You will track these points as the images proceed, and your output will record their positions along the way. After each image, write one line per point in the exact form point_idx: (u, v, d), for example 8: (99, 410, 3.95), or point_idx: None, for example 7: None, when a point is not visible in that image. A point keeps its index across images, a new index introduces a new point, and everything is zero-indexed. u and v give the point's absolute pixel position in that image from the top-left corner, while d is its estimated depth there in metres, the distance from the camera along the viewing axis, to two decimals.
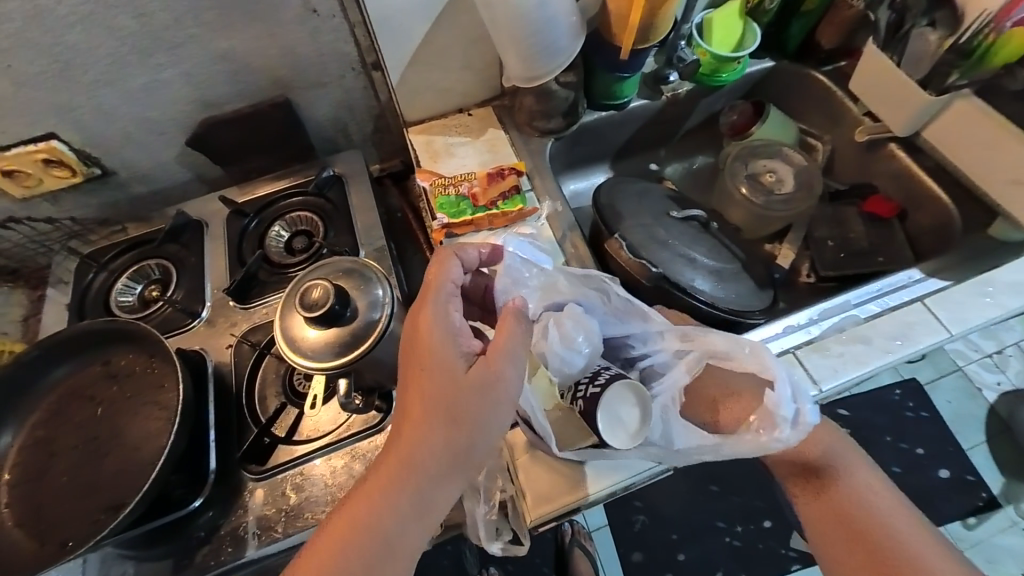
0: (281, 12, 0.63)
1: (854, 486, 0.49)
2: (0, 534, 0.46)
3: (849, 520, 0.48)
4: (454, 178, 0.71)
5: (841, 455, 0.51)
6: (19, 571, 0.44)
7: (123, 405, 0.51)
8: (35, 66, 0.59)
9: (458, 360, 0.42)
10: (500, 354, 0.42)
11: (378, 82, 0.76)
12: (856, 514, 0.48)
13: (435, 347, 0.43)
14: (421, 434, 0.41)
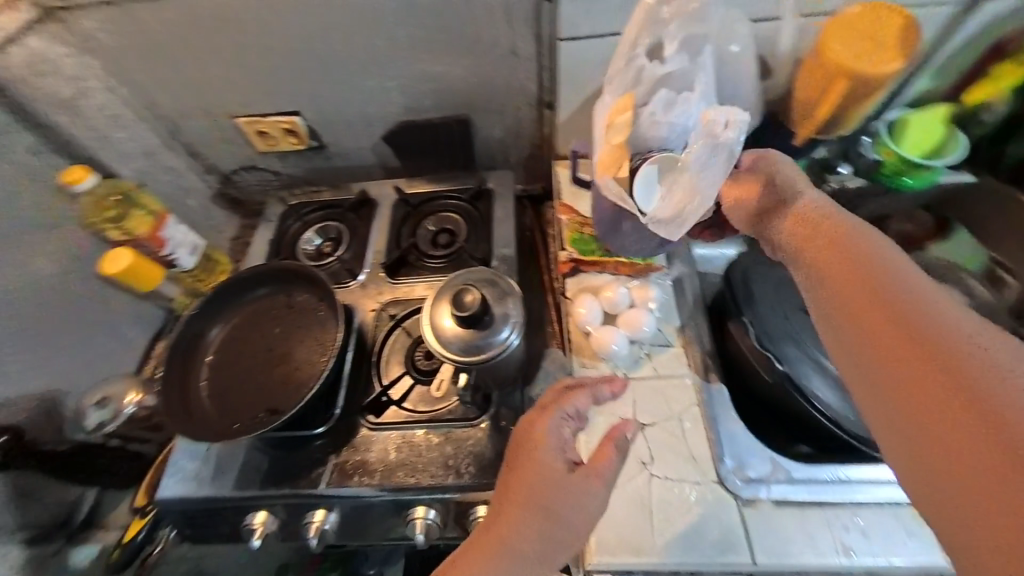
0: (490, 50, 0.74)
1: (912, 332, 0.33)
2: (194, 401, 0.60)
3: (896, 351, 0.33)
4: (591, 220, 0.76)
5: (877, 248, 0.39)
6: (200, 433, 0.57)
7: (295, 332, 0.64)
8: (304, 63, 0.76)
9: (563, 463, 0.48)
10: (606, 453, 0.49)
11: (546, 118, 0.84)
12: (886, 320, 0.35)
13: (544, 453, 0.48)
14: (518, 532, 0.44)
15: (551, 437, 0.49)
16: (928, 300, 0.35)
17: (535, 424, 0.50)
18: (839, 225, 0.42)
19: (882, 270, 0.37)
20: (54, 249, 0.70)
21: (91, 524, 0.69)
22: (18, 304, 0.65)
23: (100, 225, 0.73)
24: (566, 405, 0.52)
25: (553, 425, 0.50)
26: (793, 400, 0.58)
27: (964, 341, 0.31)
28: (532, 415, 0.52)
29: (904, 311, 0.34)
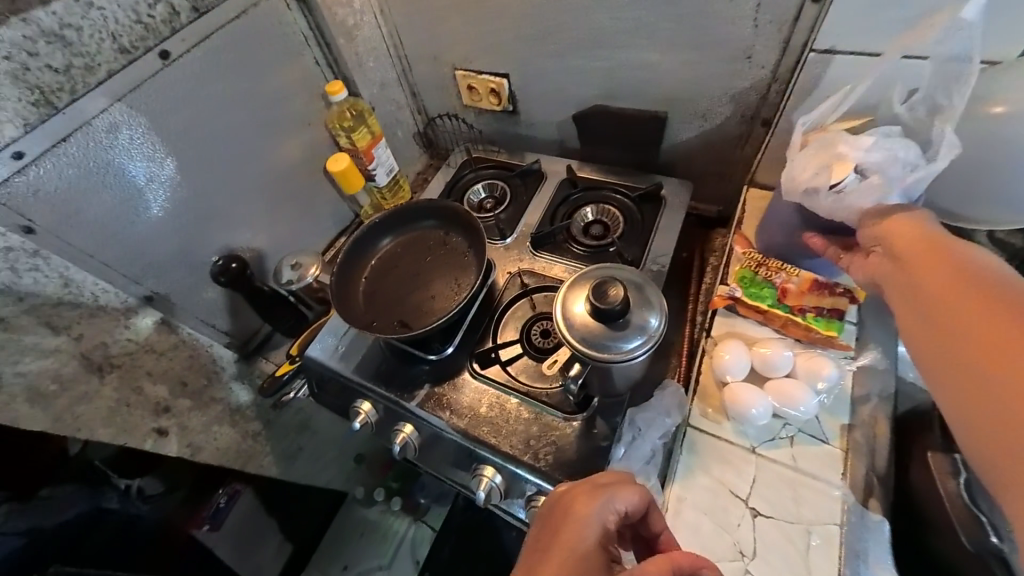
0: (720, 49, 0.63)
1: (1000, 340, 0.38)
2: (351, 291, 0.71)
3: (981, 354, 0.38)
4: (773, 261, 0.63)
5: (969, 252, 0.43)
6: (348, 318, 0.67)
7: (442, 266, 0.71)
8: (524, 30, 0.76)
9: (598, 568, 0.41)
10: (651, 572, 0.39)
11: (754, 137, 0.71)
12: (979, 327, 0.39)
13: (579, 544, 0.42)
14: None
15: (589, 527, 0.43)
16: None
17: (580, 501, 0.44)
18: (932, 235, 0.45)
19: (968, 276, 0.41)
20: (302, 141, 0.87)
21: (261, 353, 0.90)
22: (272, 177, 0.84)
23: (337, 131, 0.91)
24: (618, 499, 0.44)
25: (596, 514, 0.43)
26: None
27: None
28: (572, 489, 0.46)
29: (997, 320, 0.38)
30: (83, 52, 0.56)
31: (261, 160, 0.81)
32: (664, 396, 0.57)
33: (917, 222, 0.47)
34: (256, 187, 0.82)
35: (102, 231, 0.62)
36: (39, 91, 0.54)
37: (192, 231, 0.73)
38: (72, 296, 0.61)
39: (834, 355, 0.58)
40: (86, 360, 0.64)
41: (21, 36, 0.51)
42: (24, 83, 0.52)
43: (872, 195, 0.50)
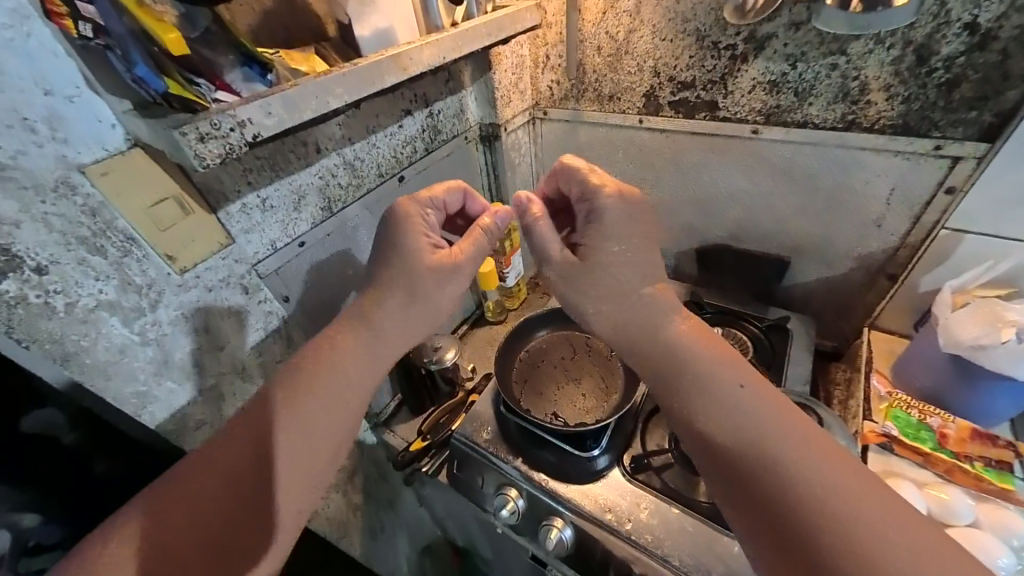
0: (852, 216, 0.75)
1: (773, 474, 0.41)
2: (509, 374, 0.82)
3: (764, 488, 0.41)
4: (922, 404, 0.67)
5: (712, 377, 0.48)
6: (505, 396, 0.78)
7: (589, 367, 0.80)
8: (661, 182, 0.92)
9: (425, 244, 0.58)
10: (470, 238, 0.60)
11: (878, 287, 0.80)
12: (748, 461, 0.42)
13: (406, 233, 0.58)
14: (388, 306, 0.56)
15: (411, 217, 0.59)
16: (778, 430, 0.43)
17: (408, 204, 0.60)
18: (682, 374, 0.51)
19: (731, 420, 0.45)
20: None
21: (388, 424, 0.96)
22: None
23: None
24: (433, 198, 0.63)
25: (419, 207, 0.61)
26: None
27: (792, 468, 0.40)
28: (403, 206, 0.59)
29: (760, 454, 0.42)
30: (360, 175, 0.74)
31: None
32: None
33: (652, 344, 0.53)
34: None
35: (324, 306, 0.76)
36: (329, 201, 0.70)
37: None
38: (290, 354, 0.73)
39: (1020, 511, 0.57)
40: None
41: (332, 164, 0.69)
42: (324, 195, 0.69)
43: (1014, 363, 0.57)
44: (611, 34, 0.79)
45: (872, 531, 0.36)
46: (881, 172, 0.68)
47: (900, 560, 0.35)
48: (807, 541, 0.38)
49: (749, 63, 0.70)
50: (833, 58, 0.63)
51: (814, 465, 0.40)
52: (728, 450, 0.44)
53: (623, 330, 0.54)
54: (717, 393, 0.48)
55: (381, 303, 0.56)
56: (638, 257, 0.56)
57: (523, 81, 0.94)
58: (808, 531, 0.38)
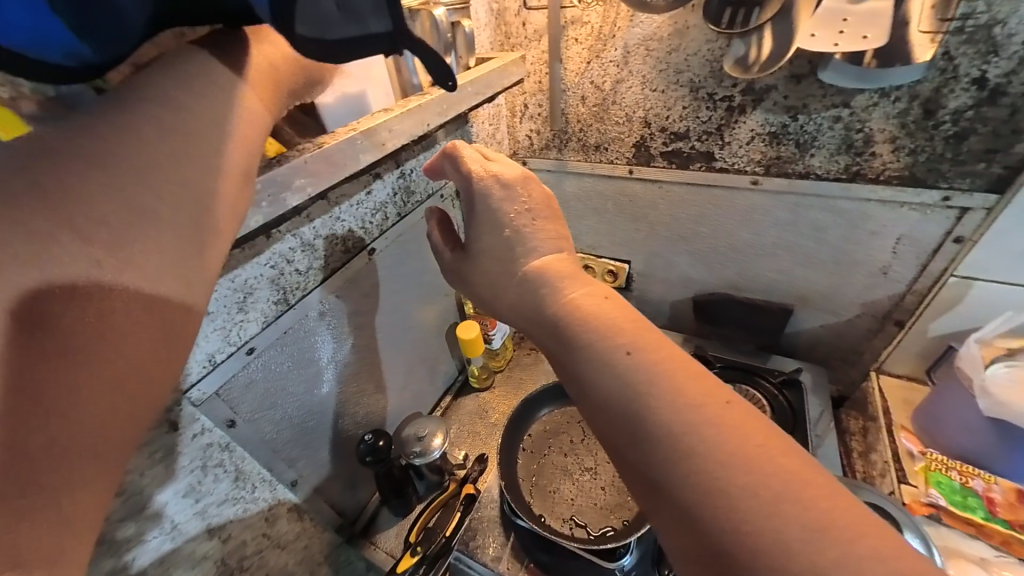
0: (859, 265, 0.73)
1: (649, 430, 0.30)
2: (512, 470, 0.69)
3: (635, 443, 0.30)
4: (961, 465, 0.63)
5: (597, 329, 0.35)
6: (515, 501, 0.65)
7: (604, 454, 0.71)
8: (659, 234, 0.89)
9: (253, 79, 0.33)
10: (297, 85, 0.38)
11: (885, 332, 0.78)
12: (633, 413, 0.31)
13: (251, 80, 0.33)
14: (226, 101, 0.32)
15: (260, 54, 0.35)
16: (656, 377, 0.32)
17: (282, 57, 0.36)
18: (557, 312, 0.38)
19: (606, 363, 0.33)
20: (437, 310, 0.92)
21: (367, 535, 0.79)
22: (414, 344, 0.86)
23: (465, 299, 0.98)
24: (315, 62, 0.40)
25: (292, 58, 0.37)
26: None
27: (667, 403, 0.30)
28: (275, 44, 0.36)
29: (636, 408, 0.31)
30: (321, 255, 0.61)
31: (409, 331, 0.84)
32: None
33: (541, 300, 0.40)
34: (400, 356, 0.83)
35: (283, 418, 0.61)
36: (283, 293, 0.57)
37: (343, 406, 0.72)
38: (238, 489, 0.58)
39: None
40: (223, 566, 0.58)
41: (288, 248, 0.56)
42: (277, 287, 0.56)
43: None
44: (597, 84, 0.76)
45: (750, 486, 0.26)
46: (887, 223, 0.68)
47: (787, 515, 0.26)
48: (696, 493, 0.27)
49: (746, 114, 0.68)
50: (835, 111, 0.62)
51: (698, 414, 0.29)
52: (608, 408, 0.32)
53: (519, 307, 0.43)
54: (599, 324, 0.36)
55: (242, 147, 0.31)
56: (529, 230, 0.44)
57: (500, 131, 0.90)
58: (689, 500, 0.27)
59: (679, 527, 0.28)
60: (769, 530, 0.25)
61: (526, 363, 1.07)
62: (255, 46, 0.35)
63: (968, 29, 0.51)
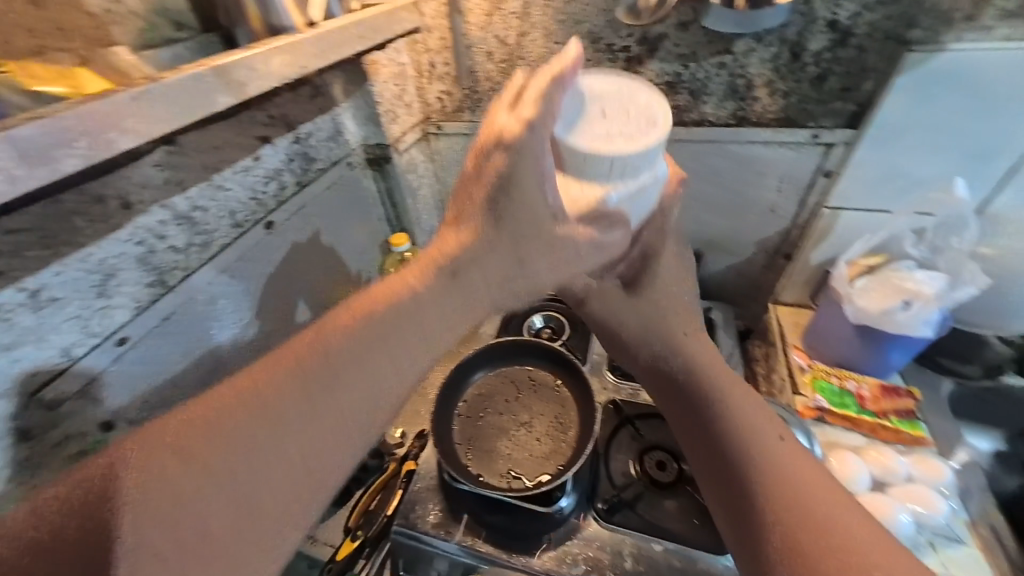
0: (752, 206, 0.81)
1: (753, 466, 0.47)
2: (449, 438, 0.69)
3: (732, 476, 0.48)
4: (839, 372, 0.73)
5: (730, 394, 0.52)
6: (453, 467, 0.65)
7: (539, 406, 0.72)
8: None
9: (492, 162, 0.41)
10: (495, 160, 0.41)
11: (778, 266, 0.87)
12: (744, 450, 0.48)
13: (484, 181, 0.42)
14: (415, 296, 0.40)
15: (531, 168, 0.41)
16: (762, 434, 0.49)
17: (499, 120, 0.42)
18: (688, 368, 0.54)
19: (728, 415, 0.51)
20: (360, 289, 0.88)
21: None
22: None
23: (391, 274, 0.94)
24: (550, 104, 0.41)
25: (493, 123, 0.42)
26: None
27: (771, 445, 0.49)
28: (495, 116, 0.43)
29: (740, 442, 0.49)
30: (205, 231, 0.55)
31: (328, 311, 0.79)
32: None
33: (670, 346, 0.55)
34: None
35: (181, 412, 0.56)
36: (159, 274, 0.51)
37: None
38: None
39: (931, 452, 0.64)
40: None
41: (157, 221, 0.50)
42: (149, 267, 0.50)
43: (915, 314, 0.64)
44: (502, 39, 0.76)
45: (825, 519, 0.43)
46: (771, 162, 0.75)
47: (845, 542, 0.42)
48: (778, 512, 0.44)
49: (645, 64, 0.71)
50: (720, 57, 0.67)
51: (793, 469, 0.47)
52: (718, 444, 0.50)
53: (647, 334, 0.56)
54: (735, 387, 0.53)
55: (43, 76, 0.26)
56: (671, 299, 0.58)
57: (408, 92, 0.85)
58: (772, 515, 0.45)
59: (756, 530, 0.45)
60: (826, 544, 0.42)
61: None
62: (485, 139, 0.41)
63: None
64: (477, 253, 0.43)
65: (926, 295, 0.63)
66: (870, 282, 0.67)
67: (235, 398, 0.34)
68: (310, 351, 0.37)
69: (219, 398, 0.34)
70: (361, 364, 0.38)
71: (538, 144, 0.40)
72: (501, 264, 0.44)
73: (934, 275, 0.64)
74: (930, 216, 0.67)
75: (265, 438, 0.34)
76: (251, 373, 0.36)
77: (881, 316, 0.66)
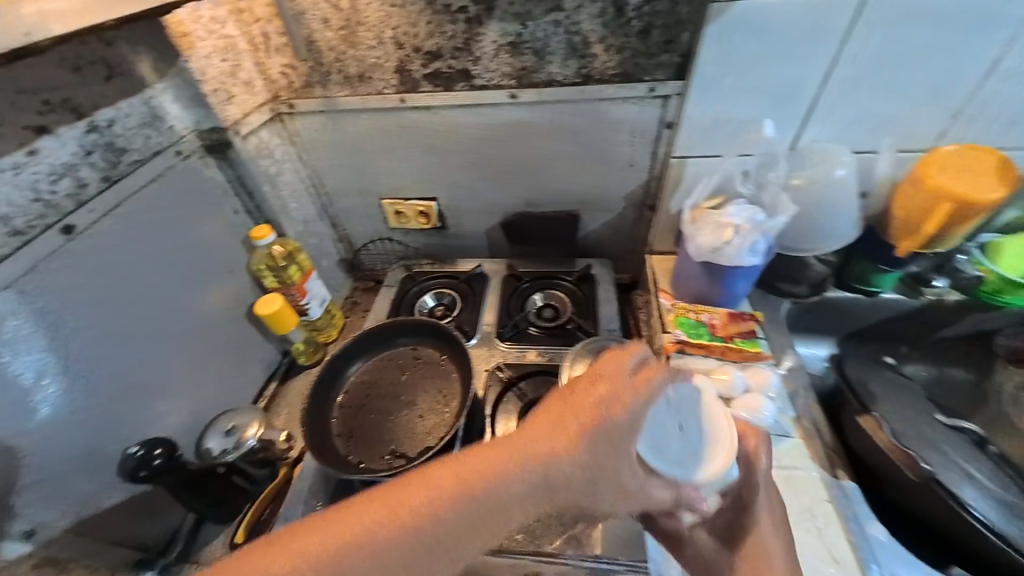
0: (612, 161, 0.85)
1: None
2: (326, 432, 0.67)
3: None
4: (696, 306, 0.81)
5: None
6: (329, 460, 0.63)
7: (420, 382, 0.72)
8: (450, 165, 0.90)
9: (592, 421, 0.41)
10: (586, 402, 0.42)
11: (647, 217, 0.93)
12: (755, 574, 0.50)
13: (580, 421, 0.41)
14: (506, 487, 0.39)
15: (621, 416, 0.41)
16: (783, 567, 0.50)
17: (595, 387, 0.42)
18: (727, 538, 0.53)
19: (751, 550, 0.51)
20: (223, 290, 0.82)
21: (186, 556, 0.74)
22: (193, 335, 0.78)
23: (262, 271, 0.87)
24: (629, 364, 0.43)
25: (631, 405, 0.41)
26: (951, 512, 0.54)
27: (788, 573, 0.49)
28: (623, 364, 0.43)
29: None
30: None
31: (176, 319, 0.75)
32: None
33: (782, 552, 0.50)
34: (168, 345, 0.74)
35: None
36: None
37: (114, 412, 0.67)
38: None
39: (767, 365, 0.73)
40: None
41: None
42: None
43: (741, 243, 0.71)
44: (334, 3, 0.70)
45: None
46: (620, 119, 0.78)
47: None
48: None
49: (485, 25, 0.70)
50: (554, 15, 0.68)
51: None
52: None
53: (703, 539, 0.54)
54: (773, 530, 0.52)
55: None
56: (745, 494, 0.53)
57: (244, 69, 0.75)
58: None
59: None
60: None
61: (360, 326, 1.02)
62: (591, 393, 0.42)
63: None
64: (563, 470, 0.40)
65: (748, 223, 0.71)
66: (704, 216, 0.74)
67: (335, 535, 0.35)
68: (404, 503, 0.37)
69: (321, 524, 0.36)
70: (432, 547, 0.37)
71: (640, 415, 0.42)
72: (577, 487, 0.41)
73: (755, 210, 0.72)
74: (750, 157, 0.75)
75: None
76: (354, 506, 0.37)
77: (714, 247, 0.72)
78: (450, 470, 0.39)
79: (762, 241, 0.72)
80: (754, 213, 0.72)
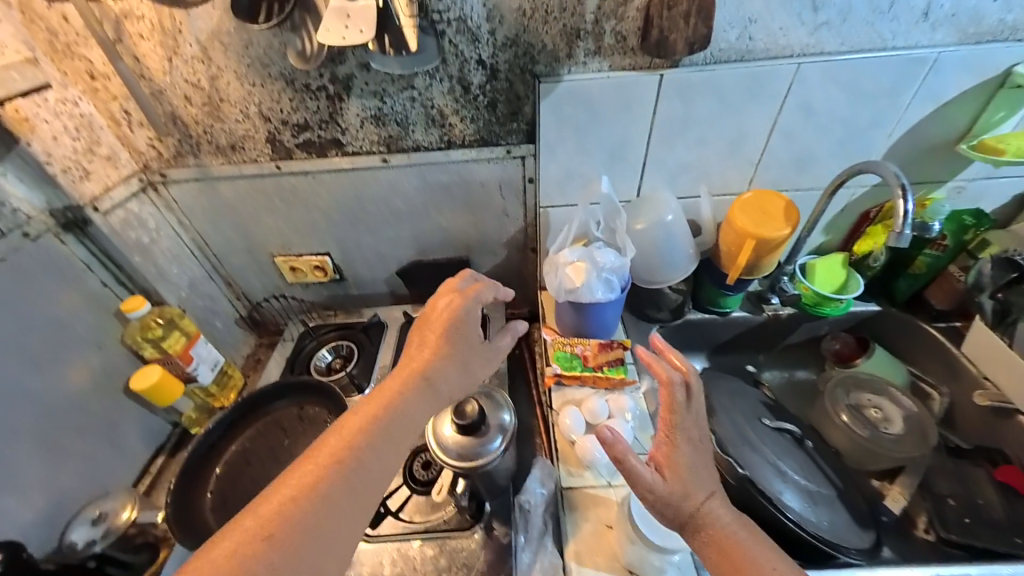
0: (488, 212, 0.92)
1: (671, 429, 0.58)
2: (198, 512, 0.66)
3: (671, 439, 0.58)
4: (571, 338, 0.87)
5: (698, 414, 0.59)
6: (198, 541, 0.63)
7: (302, 444, 0.73)
8: (337, 222, 0.93)
9: (445, 317, 0.61)
10: (438, 312, 0.62)
11: (531, 258, 1.01)
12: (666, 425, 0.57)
13: (439, 320, 0.61)
14: (408, 394, 0.53)
15: (464, 307, 0.63)
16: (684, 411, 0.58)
17: (438, 300, 0.64)
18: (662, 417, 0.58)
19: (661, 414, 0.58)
20: (89, 366, 0.78)
21: None
22: (51, 423, 0.73)
23: (140, 343, 0.84)
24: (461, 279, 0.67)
25: (468, 300, 0.63)
26: (766, 509, 0.63)
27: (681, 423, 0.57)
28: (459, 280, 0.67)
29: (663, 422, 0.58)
30: None
31: (30, 406, 0.70)
32: (536, 472, 0.71)
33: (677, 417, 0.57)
34: (21, 435, 0.69)
35: None
36: None
37: None
38: None
39: (630, 390, 0.81)
40: None
41: None
42: None
43: (588, 280, 0.80)
44: (192, 82, 0.73)
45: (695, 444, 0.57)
46: (486, 176, 0.86)
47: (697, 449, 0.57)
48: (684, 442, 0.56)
49: (346, 102, 0.75)
50: (408, 92, 0.74)
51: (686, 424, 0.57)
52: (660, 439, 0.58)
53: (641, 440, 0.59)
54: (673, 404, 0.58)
55: None
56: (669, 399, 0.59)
57: (103, 143, 0.77)
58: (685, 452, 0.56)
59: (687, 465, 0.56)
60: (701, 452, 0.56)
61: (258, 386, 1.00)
62: (442, 304, 0.63)
63: (446, 24, 0.67)
64: (440, 360, 0.58)
65: (592, 263, 0.80)
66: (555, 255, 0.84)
67: (305, 475, 0.44)
68: (345, 432, 0.48)
69: (285, 489, 0.44)
70: (384, 442, 0.49)
71: (477, 307, 0.63)
72: (458, 370, 0.59)
73: (602, 250, 0.82)
74: (598, 205, 0.85)
75: (326, 499, 0.43)
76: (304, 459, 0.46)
77: (566, 285, 0.81)
78: (361, 408, 0.51)
79: (610, 278, 0.81)
80: (596, 250, 0.82)
